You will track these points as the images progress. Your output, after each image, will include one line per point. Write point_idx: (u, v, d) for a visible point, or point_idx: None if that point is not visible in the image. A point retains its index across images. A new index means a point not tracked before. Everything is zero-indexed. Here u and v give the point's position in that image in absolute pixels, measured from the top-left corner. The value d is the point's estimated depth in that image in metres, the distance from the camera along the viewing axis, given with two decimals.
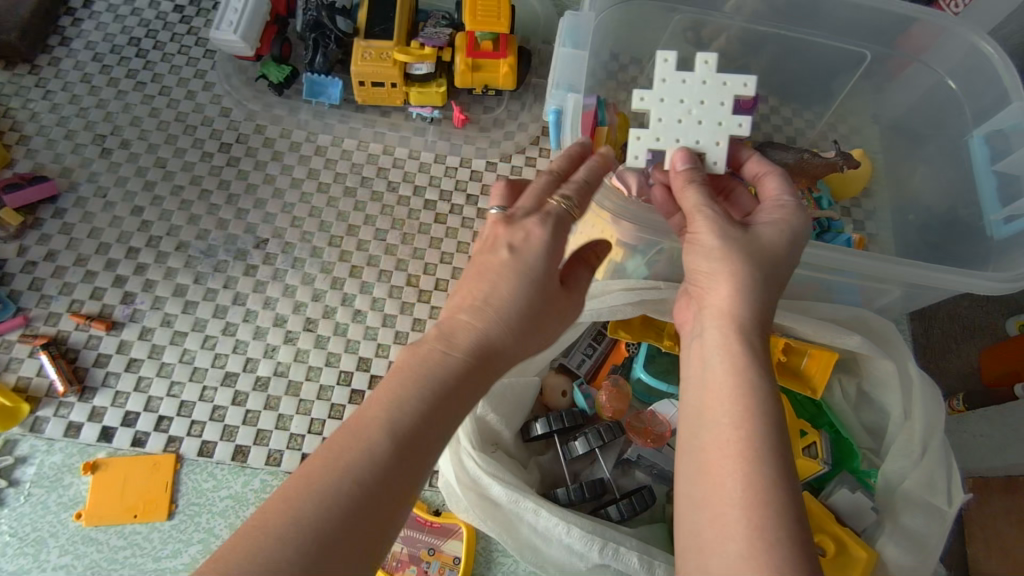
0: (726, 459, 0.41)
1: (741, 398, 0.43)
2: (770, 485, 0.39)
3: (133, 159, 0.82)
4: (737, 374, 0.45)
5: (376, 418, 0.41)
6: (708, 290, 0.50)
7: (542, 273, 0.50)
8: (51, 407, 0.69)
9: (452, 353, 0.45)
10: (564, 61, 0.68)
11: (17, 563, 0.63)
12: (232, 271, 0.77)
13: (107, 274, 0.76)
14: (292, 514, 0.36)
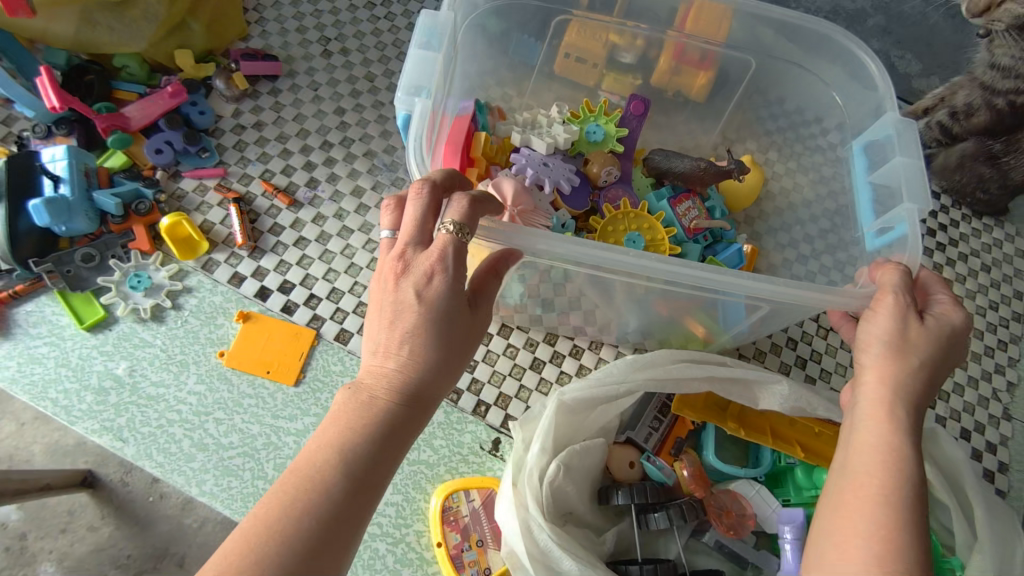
0: (874, 519, 0.42)
1: (890, 481, 0.43)
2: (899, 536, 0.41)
3: (348, 68, 0.90)
4: (889, 460, 0.45)
5: (319, 464, 0.40)
6: (868, 340, 0.51)
7: (454, 303, 0.44)
8: (224, 254, 0.75)
9: (394, 384, 0.43)
10: (415, 65, 0.60)
11: (160, 377, 0.69)
12: (407, 189, 0.83)
13: (301, 156, 0.82)
14: (252, 549, 0.37)
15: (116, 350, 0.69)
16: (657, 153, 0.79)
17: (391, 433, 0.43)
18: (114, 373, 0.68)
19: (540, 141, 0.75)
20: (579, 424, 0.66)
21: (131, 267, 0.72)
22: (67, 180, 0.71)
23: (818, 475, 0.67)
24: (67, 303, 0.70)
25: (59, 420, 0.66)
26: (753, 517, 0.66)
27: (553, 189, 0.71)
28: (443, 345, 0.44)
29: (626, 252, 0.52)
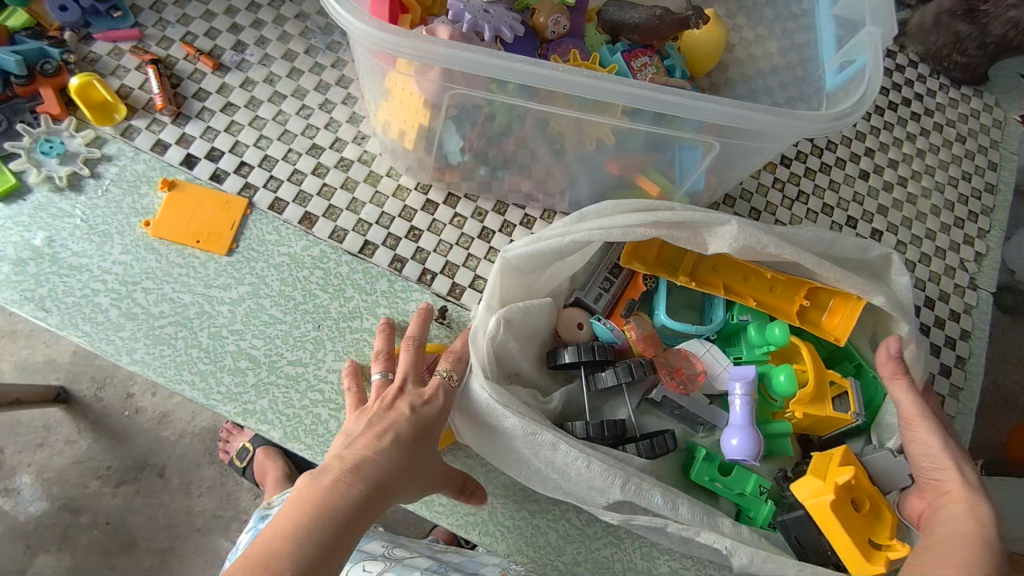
0: (966, 527, 0.52)
1: (965, 501, 0.53)
2: (983, 545, 0.50)
3: None
4: (963, 478, 0.55)
5: (290, 540, 0.46)
6: (925, 449, 0.57)
7: (429, 427, 0.56)
8: (145, 120, 0.70)
9: (415, 421, 0.56)
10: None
11: (82, 247, 0.65)
12: (344, 54, 0.76)
13: (226, 18, 0.75)
14: (310, 521, 0.47)
15: (32, 221, 0.65)
16: (612, 3, 0.72)
17: (360, 513, 0.50)
18: (32, 244, 0.65)
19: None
20: (528, 284, 0.66)
21: (42, 132, 0.68)
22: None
23: (769, 330, 0.65)
24: None
25: None
26: (702, 372, 0.67)
27: (493, 37, 0.65)
28: (417, 455, 0.55)
29: (571, 73, 0.54)
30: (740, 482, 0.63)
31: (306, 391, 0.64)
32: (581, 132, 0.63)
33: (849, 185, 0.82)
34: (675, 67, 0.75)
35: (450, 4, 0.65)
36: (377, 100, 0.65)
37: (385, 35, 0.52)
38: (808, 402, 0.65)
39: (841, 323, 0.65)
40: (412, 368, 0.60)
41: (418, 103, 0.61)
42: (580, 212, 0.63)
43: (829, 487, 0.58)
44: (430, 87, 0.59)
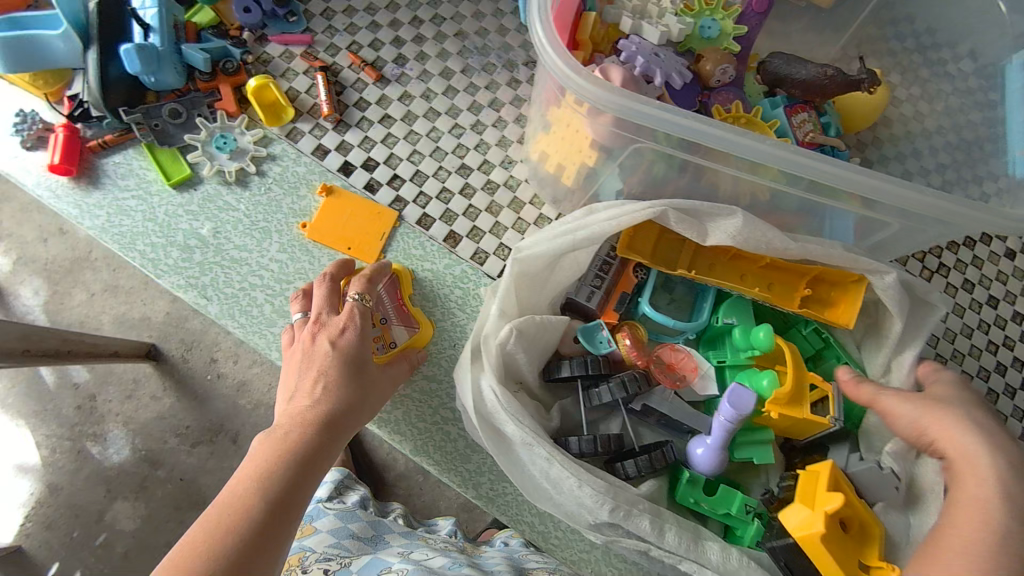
0: (983, 494, 0.45)
1: (1002, 518, 0.44)
2: (1007, 505, 0.44)
3: None
4: (1008, 465, 0.46)
5: (250, 490, 0.47)
6: (942, 443, 0.50)
7: (358, 360, 0.57)
8: (309, 124, 0.73)
9: (338, 362, 0.56)
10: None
11: (243, 241, 0.68)
12: (497, 77, 0.78)
13: (390, 31, 0.78)
14: (254, 490, 0.47)
15: (201, 210, 0.69)
16: (776, 58, 0.71)
17: (311, 453, 0.51)
18: (198, 234, 0.68)
19: (651, 29, 0.67)
20: (539, 291, 0.64)
21: (217, 127, 0.71)
22: (157, 28, 0.68)
23: (754, 332, 0.62)
24: (154, 159, 0.69)
25: (147, 273, 0.67)
26: (694, 368, 0.64)
27: (662, 83, 0.65)
28: (357, 384, 0.56)
29: (746, 136, 0.53)
30: (726, 500, 0.61)
31: (437, 408, 0.65)
32: (738, 187, 0.62)
33: (994, 263, 0.79)
34: (830, 125, 0.74)
35: (623, 46, 0.65)
36: (544, 132, 0.68)
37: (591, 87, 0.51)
38: (784, 403, 0.60)
39: (845, 306, 0.61)
40: (326, 302, 0.60)
41: (587, 143, 0.62)
42: (624, 219, 0.58)
43: (817, 514, 0.54)
44: (602, 130, 0.59)
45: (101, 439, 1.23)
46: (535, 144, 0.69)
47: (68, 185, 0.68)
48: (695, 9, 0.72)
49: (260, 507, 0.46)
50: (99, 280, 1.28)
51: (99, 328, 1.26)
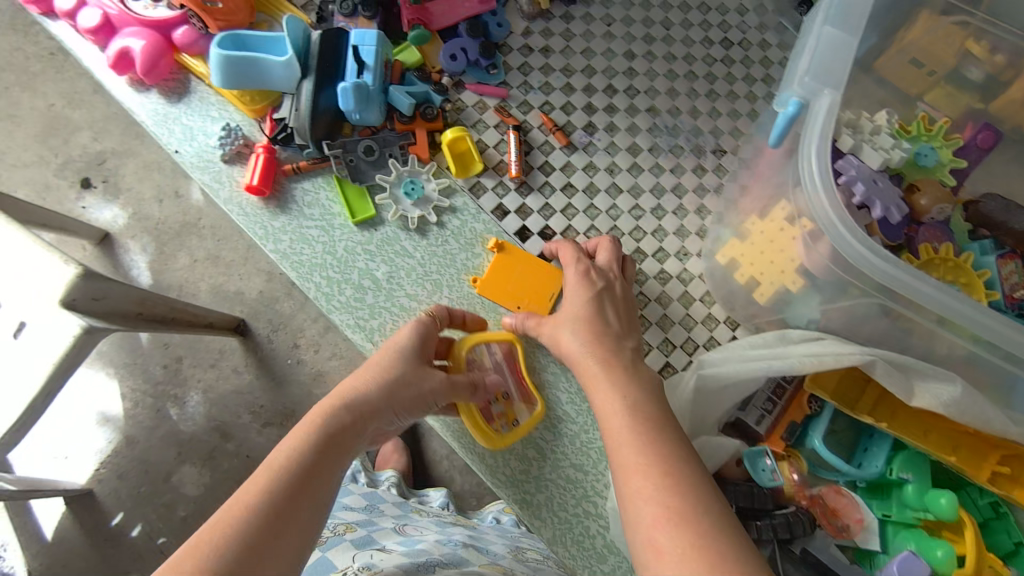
0: (615, 405, 0.52)
1: (608, 389, 0.54)
2: (633, 420, 0.51)
3: (646, 7, 0.81)
4: (603, 368, 0.56)
5: (278, 461, 0.46)
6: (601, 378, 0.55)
7: (412, 358, 0.57)
8: (492, 181, 0.72)
9: (386, 356, 0.56)
10: (823, 41, 0.48)
11: (415, 290, 0.68)
12: (684, 161, 0.75)
13: (583, 96, 0.76)
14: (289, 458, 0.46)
15: (378, 251, 0.69)
16: (992, 199, 0.68)
17: (339, 433, 0.50)
18: (373, 276, 0.68)
19: (873, 153, 0.64)
20: (710, 404, 0.61)
21: (407, 170, 0.70)
22: (373, 66, 0.68)
23: (934, 497, 0.59)
24: (342, 193, 0.70)
25: (319, 305, 0.67)
26: (860, 519, 0.61)
27: (880, 215, 0.62)
28: (406, 377, 0.55)
29: (987, 315, 0.46)
30: None
31: (580, 500, 0.64)
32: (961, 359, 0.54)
33: None
34: None
35: (844, 168, 0.62)
36: (737, 238, 0.66)
37: (827, 201, 0.46)
38: None
39: None
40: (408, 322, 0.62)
41: (793, 267, 0.59)
42: (826, 359, 0.56)
43: None
44: (816, 260, 0.56)
45: (181, 402, 1.08)
46: (726, 247, 0.67)
47: (258, 204, 0.69)
48: (912, 133, 0.68)
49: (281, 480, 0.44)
50: (203, 248, 1.13)
51: (194, 296, 1.12)
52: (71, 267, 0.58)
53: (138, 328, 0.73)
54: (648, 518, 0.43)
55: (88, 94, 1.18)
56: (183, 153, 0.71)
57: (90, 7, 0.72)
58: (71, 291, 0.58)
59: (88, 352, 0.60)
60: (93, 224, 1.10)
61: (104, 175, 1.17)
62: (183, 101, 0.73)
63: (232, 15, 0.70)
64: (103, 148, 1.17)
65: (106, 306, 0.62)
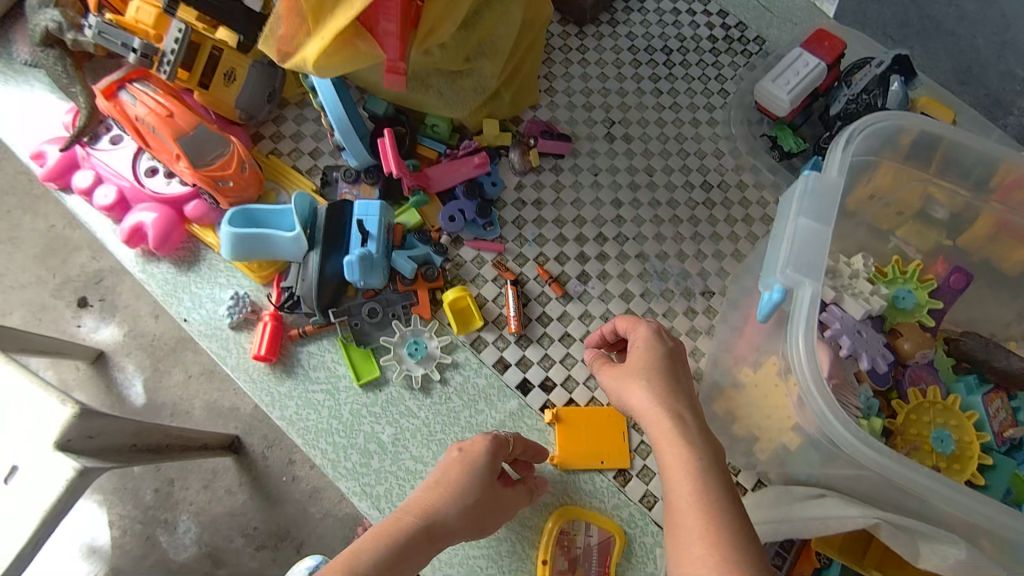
0: (681, 459, 0.53)
1: (681, 447, 0.53)
2: (695, 467, 0.52)
3: (630, 156, 0.86)
4: (675, 428, 0.55)
5: (359, 555, 0.53)
6: (662, 431, 0.55)
7: (485, 476, 0.60)
8: (492, 334, 0.75)
9: (462, 475, 0.60)
10: (799, 234, 0.52)
11: (421, 452, 0.70)
12: (676, 304, 0.79)
13: (576, 246, 0.81)
14: (351, 568, 0.53)
15: (383, 413, 0.71)
16: (971, 337, 0.70)
17: (409, 547, 0.55)
18: (379, 438, 0.70)
19: (855, 304, 0.66)
20: None
21: (409, 330, 0.73)
22: (376, 235, 0.71)
23: None
24: (349, 357, 0.72)
25: (326, 472, 0.69)
26: None
27: (867, 365, 0.65)
28: (476, 497, 0.60)
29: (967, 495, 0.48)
30: None
31: None
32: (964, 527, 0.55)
33: None
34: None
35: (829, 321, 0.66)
36: (734, 390, 0.68)
37: (816, 388, 0.49)
38: None
39: None
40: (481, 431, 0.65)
41: (789, 425, 0.62)
42: (830, 522, 0.57)
43: None
44: (808, 421, 0.58)
45: (173, 527, 1.15)
46: (722, 397, 0.69)
47: (265, 370, 0.72)
48: (889, 276, 0.72)
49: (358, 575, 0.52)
50: (198, 363, 1.25)
51: (189, 413, 1.22)
52: (68, 408, 0.66)
53: (132, 460, 0.79)
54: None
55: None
56: (192, 322, 0.74)
57: (106, 185, 0.76)
58: (66, 432, 0.65)
59: (82, 492, 0.65)
60: (91, 346, 1.22)
61: (103, 295, 1.28)
62: (193, 270, 0.76)
63: (242, 191, 0.73)
64: (102, 268, 1.29)
65: (99, 442, 0.70)
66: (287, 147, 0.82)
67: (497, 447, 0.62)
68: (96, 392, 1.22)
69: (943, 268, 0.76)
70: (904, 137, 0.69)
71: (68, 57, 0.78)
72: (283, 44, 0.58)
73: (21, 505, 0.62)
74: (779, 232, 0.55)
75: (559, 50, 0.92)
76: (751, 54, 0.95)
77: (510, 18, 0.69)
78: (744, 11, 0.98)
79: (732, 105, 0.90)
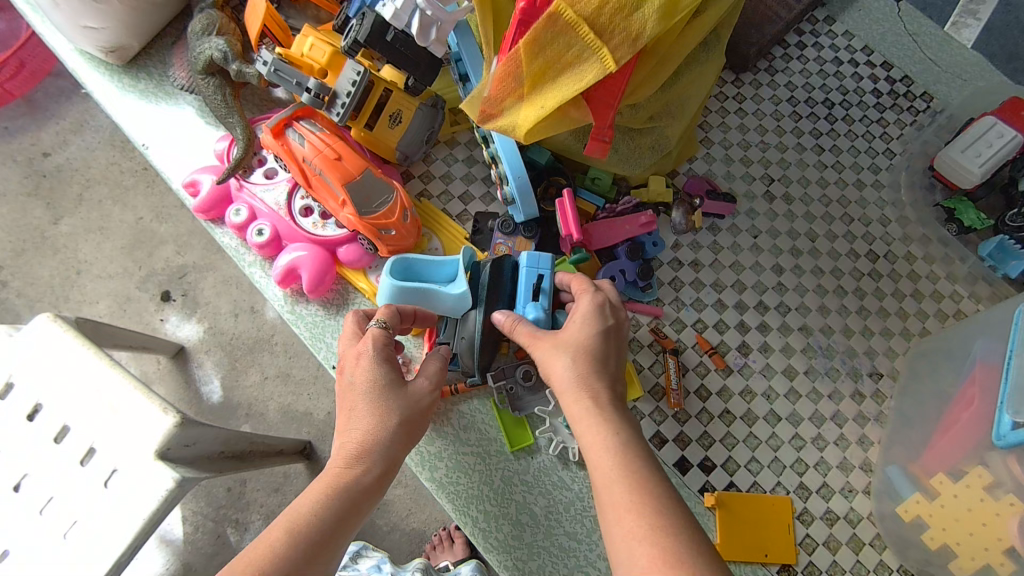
0: (599, 436, 0.48)
1: (596, 423, 0.49)
2: (614, 438, 0.48)
3: (791, 219, 0.82)
4: (593, 403, 0.51)
5: (302, 521, 0.48)
6: (574, 397, 0.51)
7: (398, 390, 0.54)
8: (650, 406, 0.72)
9: (375, 398, 0.53)
10: None
11: (575, 528, 0.66)
12: (842, 386, 0.74)
13: (735, 313, 0.76)
14: (293, 532, 0.47)
15: (536, 482, 0.68)
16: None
17: (360, 493, 0.50)
18: (531, 510, 0.67)
19: None
20: None
21: None
22: (547, 292, 0.67)
23: None
24: (501, 419, 0.70)
25: (476, 543, 0.66)
26: None
27: None
28: (405, 415, 0.53)
29: None
30: None
31: None
32: None
33: None
34: None
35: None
36: (924, 496, 0.63)
37: None
38: None
39: None
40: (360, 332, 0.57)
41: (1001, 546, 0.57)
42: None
43: None
44: None
45: (242, 527, 1.13)
46: (907, 502, 0.64)
47: None
48: None
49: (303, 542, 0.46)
50: (275, 365, 1.21)
51: (263, 415, 1.18)
52: (169, 417, 0.65)
53: (224, 468, 0.78)
54: (628, 552, 0.42)
55: (177, 209, 1.27)
56: (340, 368, 0.72)
57: (261, 221, 0.74)
58: (167, 441, 0.64)
59: (177, 502, 0.64)
60: (172, 340, 1.18)
61: (186, 290, 1.23)
62: (342, 314, 0.74)
63: (402, 240, 0.71)
64: (187, 263, 1.25)
65: (194, 450, 0.69)
66: (436, 189, 0.79)
67: (385, 350, 0.55)
68: (175, 387, 1.19)
69: None
70: None
71: (228, 86, 0.77)
72: (489, 106, 0.55)
73: (119, 508, 0.63)
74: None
75: (716, 100, 0.88)
76: (917, 112, 0.88)
77: (704, 79, 0.66)
78: (911, 63, 0.90)
79: (899, 167, 0.84)
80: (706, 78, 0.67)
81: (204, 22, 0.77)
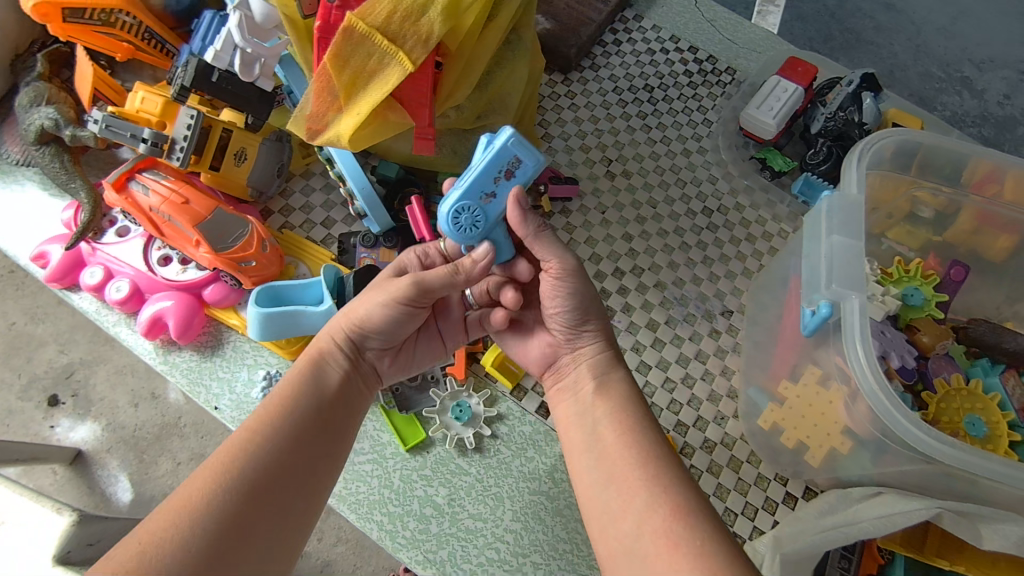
0: (573, 402, 0.58)
1: (569, 401, 0.58)
2: (577, 410, 0.57)
3: (632, 191, 0.91)
4: (576, 384, 0.59)
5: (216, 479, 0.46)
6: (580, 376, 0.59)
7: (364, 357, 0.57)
8: (532, 380, 0.75)
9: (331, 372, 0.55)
10: (836, 251, 0.57)
11: (478, 509, 0.68)
12: (700, 327, 0.81)
13: (596, 282, 0.83)
14: (218, 493, 0.45)
15: (435, 475, 0.70)
16: (979, 324, 0.74)
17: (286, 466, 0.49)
18: (434, 501, 0.68)
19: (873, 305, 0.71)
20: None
21: (448, 395, 0.73)
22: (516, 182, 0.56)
23: None
24: (392, 422, 0.71)
25: (385, 546, 0.66)
26: None
27: (897, 363, 0.69)
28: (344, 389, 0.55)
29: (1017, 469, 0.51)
30: None
31: None
32: (1009, 498, 0.57)
33: None
34: None
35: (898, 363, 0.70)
36: (775, 404, 0.70)
37: (872, 381, 0.53)
38: None
39: None
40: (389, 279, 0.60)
41: (839, 429, 0.64)
42: (896, 517, 0.57)
43: None
44: (857, 420, 0.61)
45: None
46: (764, 413, 0.71)
47: None
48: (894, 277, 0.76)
49: (226, 505, 0.45)
50: (187, 449, 1.14)
51: None
52: (64, 517, 0.59)
53: None
54: (595, 477, 0.52)
55: (52, 308, 1.21)
56: (222, 408, 0.71)
57: (118, 279, 0.73)
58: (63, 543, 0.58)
59: None
60: (67, 446, 1.11)
61: (76, 389, 1.17)
62: (217, 354, 0.74)
63: (263, 270, 0.73)
64: (72, 361, 1.19)
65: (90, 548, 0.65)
66: (298, 220, 0.82)
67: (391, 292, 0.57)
68: (79, 495, 1.11)
69: (936, 263, 0.80)
70: (913, 155, 0.73)
71: (66, 153, 0.76)
72: (313, 122, 0.60)
73: None
74: (814, 251, 0.59)
75: (550, 101, 0.97)
76: (724, 84, 1.00)
77: (518, 76, 0.73)
78: (712, 44, 1.03)
79: (716, 133, 0.95)
80: (520, 72, 0.73)
81: (31, 94, 0.77)
